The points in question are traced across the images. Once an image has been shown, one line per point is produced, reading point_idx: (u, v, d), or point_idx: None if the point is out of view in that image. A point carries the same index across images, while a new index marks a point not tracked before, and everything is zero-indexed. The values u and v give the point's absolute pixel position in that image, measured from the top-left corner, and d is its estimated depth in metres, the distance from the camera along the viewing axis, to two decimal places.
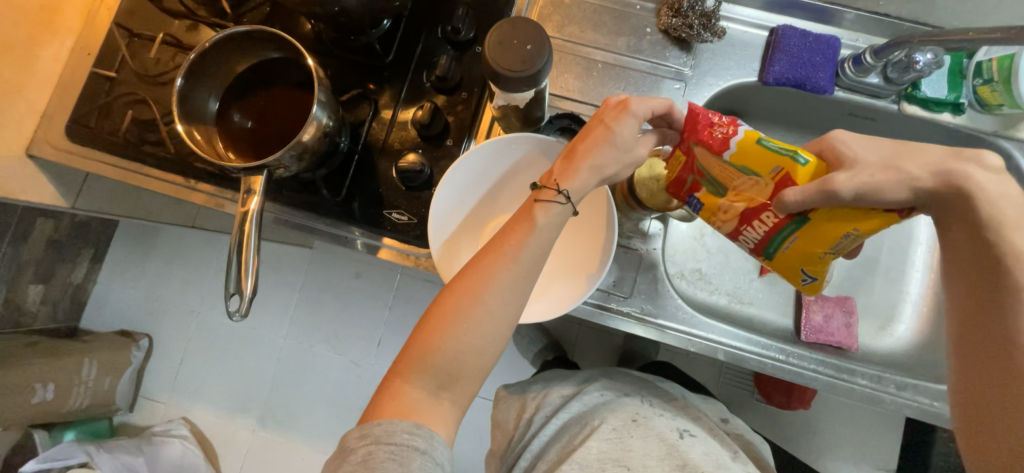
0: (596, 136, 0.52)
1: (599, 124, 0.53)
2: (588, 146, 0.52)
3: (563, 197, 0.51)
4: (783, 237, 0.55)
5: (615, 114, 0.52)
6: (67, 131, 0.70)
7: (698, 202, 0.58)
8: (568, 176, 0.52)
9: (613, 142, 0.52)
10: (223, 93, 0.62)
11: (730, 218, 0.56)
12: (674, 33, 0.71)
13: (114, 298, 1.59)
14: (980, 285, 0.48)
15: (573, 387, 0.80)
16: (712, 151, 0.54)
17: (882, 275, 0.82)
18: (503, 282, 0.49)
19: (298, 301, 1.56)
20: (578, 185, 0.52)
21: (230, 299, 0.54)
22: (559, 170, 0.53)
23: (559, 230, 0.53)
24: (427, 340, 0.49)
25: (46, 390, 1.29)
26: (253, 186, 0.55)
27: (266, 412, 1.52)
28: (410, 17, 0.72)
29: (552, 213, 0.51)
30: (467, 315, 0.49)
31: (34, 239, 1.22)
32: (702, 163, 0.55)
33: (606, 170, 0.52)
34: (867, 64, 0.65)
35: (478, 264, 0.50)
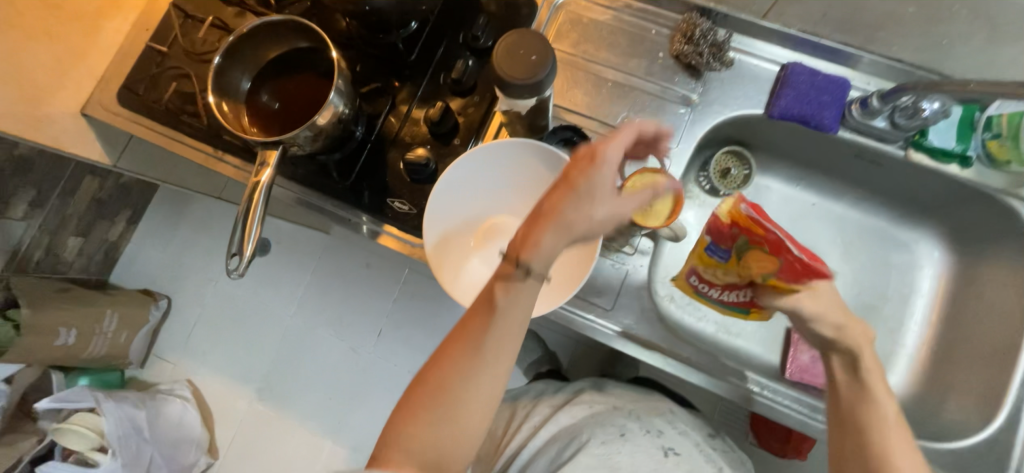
0: (564, 194, 0.50)
1: (568, 180, 0.51)
2: (554, 209, 0.50)
3: (525, 273, 0.49)
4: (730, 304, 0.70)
5: (587, 170, 0.50)
6: (119, 97, 0.78)
7: (716, 249, 0.64)
8: (531, 248, 0.50)
9: (583, 199, 0.50)
10: (255, 74, 0.68)
11: (712, 276, 0.67)
12: (685, 59, 0.73)
13: (143, 258, 1.71)
14: (857, 402, 0.55)
15: (564, 398, 0.82)
16: (770, 270, 0.58)
17: (879, 324, 0.80)
18: (480, 357, 0.49)
19: (308, 283, 1.66)
20: (541, 257, 0.50)
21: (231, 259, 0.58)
22: (521, 240, 0.51)
23: (531, 300, 0.51)
24: (410, 419, 0.49)
25: (68, 335, 1.37)
26: (267, 160, 0.60)
27: (265, 386, 1.60)
28: (436, 22, 0.77)
29: (517, 288, 0.50)
30: (446, 391, 0.49)
31: (80, 195, 1.39)
32: (755, 256, 0.59)
33: (575, 234, 0.50)
34: (873, 107, 0.65)
35: (452, 346, 0.51)
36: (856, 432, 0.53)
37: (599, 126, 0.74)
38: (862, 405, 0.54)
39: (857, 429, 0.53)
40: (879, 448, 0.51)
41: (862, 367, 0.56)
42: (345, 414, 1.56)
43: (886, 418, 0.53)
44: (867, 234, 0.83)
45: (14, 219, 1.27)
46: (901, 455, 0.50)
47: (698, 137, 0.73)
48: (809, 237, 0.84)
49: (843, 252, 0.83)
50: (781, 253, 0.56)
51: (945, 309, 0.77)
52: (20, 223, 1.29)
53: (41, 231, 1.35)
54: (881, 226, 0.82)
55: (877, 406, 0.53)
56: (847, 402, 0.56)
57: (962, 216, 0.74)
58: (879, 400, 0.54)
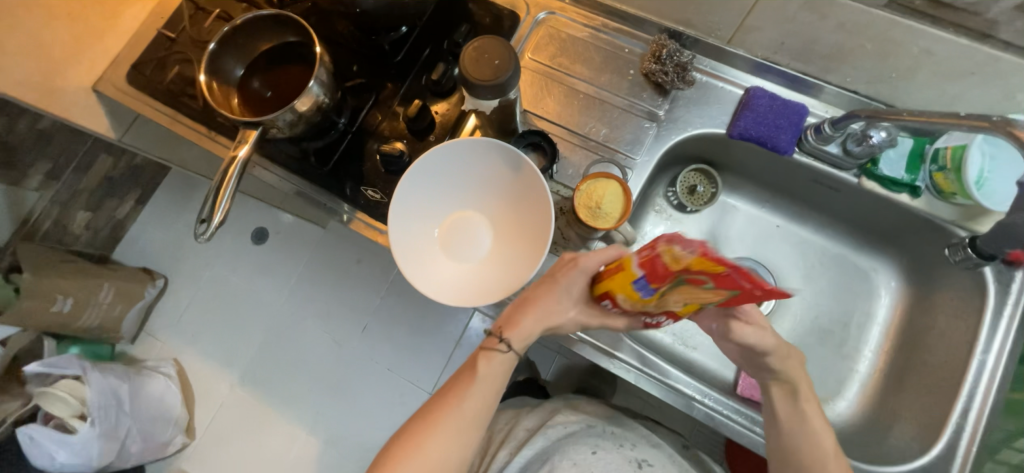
0: (546, 285, 0.63)
1: (552, 274, 0.64)
2: (541, 304, 0.62)
3: (505, 346, 0.61)
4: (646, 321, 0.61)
5: (567, 270, 0.62)
6: (129, 77, 0.84)
7: (643, 283, 0.49)
8: (510, 326, 0.62)
9: (560, 294, 0.62)
10: (249, 63, 0.73)
11: (629, 304, 0.55)
12: (653, 77, 0.77)
13: (146, 238, 1.79)
14: (801, 439, 0.58)
15: (538, 421, 0.83)
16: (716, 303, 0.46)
17: (834, 348, 0.81)
18: (467, 415, 0.60)
19: (300, 274, 1.73)
20: (518, 336, 0.62)
21: (199, 225, 0.62)
22: (504, 318, 0.63)
23: (507, 371, 0.63)
24: (393, 464, 0.57)
25: (65, 303, 1.43)
26: (246, 138, 0.64)
27: (248, 372, 1.65)
28: (424, 28, 0.82)
29: (495, 359, 0.62)
30: (431, 441, 0.58)
31: (94, 170, 1.55)
32: (692, 291, 0.45)
33: (550, 321, 0.62)
34: (826, 133, 0.68)
35: (441, 406, 0.61)
36: (801, 468, 0.58)
37: (568, 133, 0.78)
38: (802, 440, 0.58)
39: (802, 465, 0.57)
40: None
41: (800, 403, 0.60)
42: (322, 404, 1.60)
43: (825, 455, 0.57)
44: (828, 259, 0.84)
45: (29, 188, 1.45)
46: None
47: (659, 151, 0.76)
48: (772, 258, 0.86)
49: (803, 275, 0.85)
50: (731, 285, 0.41)
51: (899, 338, 0.78)
52: (34, 193, 1.47)
53: (52, 202, 1.52)
54: (841, 252, 0.84)
55: (815, 440, 0.58)
56: (790, 438, 0.59)
57: (916, 247, 0.76)
58: (815, 429, 0.59)
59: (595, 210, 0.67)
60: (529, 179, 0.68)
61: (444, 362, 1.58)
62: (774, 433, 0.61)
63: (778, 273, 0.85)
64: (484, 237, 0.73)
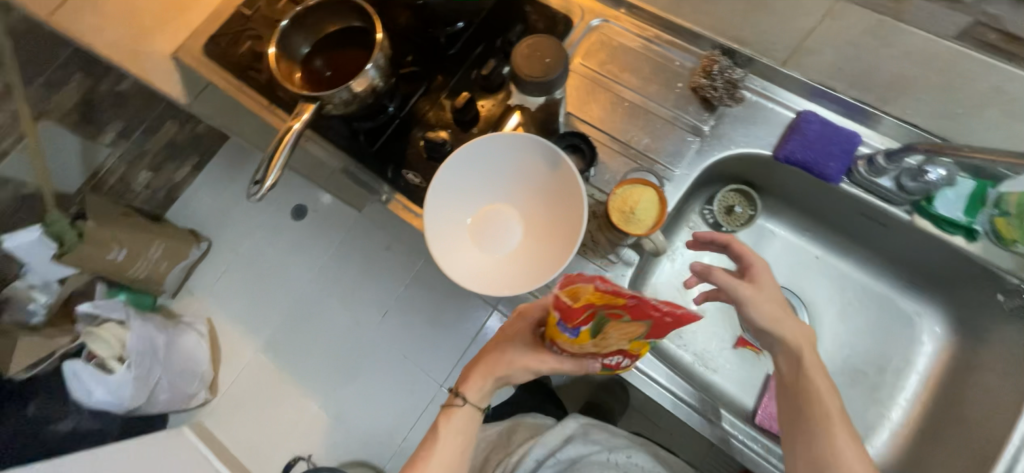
0: (499, 338, 0.73)
1: (506, 329, 0.74)
2: (490, 363, 0.70)
3: (461, 399, 0.70)
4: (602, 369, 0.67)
5: (515, 321, 0.73)
6: (205, 48, 0.91)
7: (573, 332, 0.56)
8: (464, 382, 0.71)
9: (507, 343, 0.71)
10: (315, 43, 0.78)
11: (571, 348, 0.61)
12: (702, 92, 0.76)
13: (197, 202, 1.91)
14: (809, 408, 0.58)
15: (551, 446, 0.91)
16: (640, 332, 0.55)
17: (865, 390, 0.77)
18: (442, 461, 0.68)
19: (332, 253, 1.80)
20: (472, 388, 0.70)
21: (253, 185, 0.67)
22: (462, 378, 0.73)
23: (472, 422, 0.71)
24: None
25: (120, 253, 1.54)
26: (302, 111, 0.68)
27: (273, 340, 1.73)
28: (480, 25, 0.85)
29: (456, 413, 0.71)
30: None
31: (160, 134, 1.68)
32: (617, 324, 0.53)
33: (501, 371, 0.70)
34: (880, 165, 0.66)
35: (417, 464, 0.69)
36: (808, 436, 0.58)
37: (609, 139, 0.78)
38: (810, 408, 0.58)
39: (810, 432, 0.58)
40: (830, 454, 0.56)
41: (805, 370, 0.59)
42: (338, 380, 1.65)
43: (834, 421, 0.57)
44: (867, 298, 0.81)
45: (101, 144, 1.58)
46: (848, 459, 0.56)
47: (700, 167, 0.76)
48: (807, 289, 0.83)
49: (839, 310, 0.81)
50: (641, 312, 0.50)
51: (938, 389, 0.74)
52: (106, 148, 1.60)
53: (120, 159, 1.64)
54: (883, 292, 0.80)
55: (820, 402, 0.58)
56: (799, 407, 0.59)
57: (967, 296, 0.72)
58: (818, 394, 0.59)
59: (631, 216, 0.67)
60: (565, 179, 0.69)
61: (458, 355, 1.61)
62: (785, 403, 0.62)
63: (813, 305, 0.82)
64: (515, 232, 0.74)
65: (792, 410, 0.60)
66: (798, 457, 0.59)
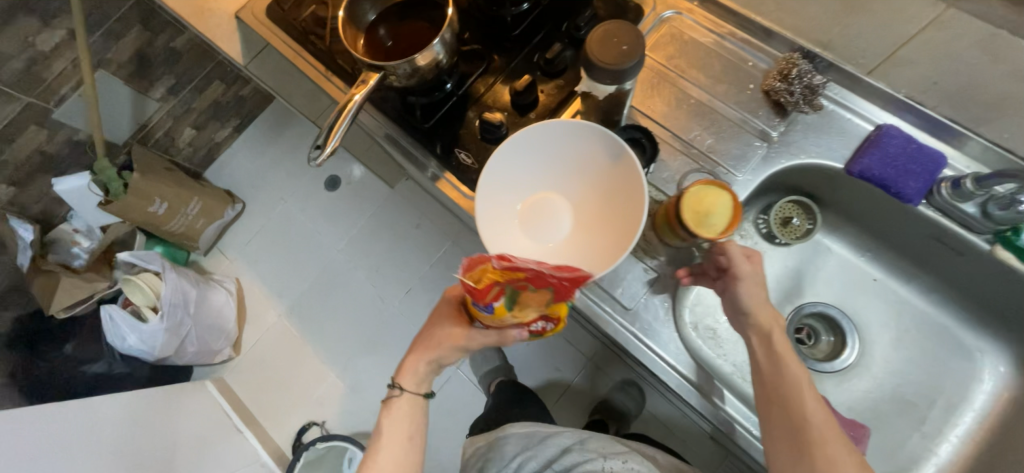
0: (427, 327, 0.76)
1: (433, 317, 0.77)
2: (422, 350, 0.75)
3: (399, 389, 0.76)
4: (529, 335, 0.66)
5: (439, 308, 0.76)
6: (267, 9, 0.91)
7: (489, 309, 0.60)
8: (401, 373, 0.76)
9: (433, 332, 0.75)
10: (381, 11, 0.77)
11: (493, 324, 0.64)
12: (774, 95, 0.72)
13: (235, 164, 1.95)
14: (783, 385, 0.59)
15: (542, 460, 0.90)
16: (548, 298, 0.58)
17: (911, 421, 0.74)
18: (397, 445, 0.75)
19: (361, 226, 1.81)
20: (410, 378, 0.76)
21: (314, 151, 0.66)
22: (401, 367, 0.77)
23: (417, 404, 0.77)
24: None
25: (160, 206, 1.59)
26: (367, 79, 0.67)
27: (296, 305, 1.76)
28: (546, 7, 0.82)
29: (403, 401, 0.76)
30: None
31: (205, 94, 1.72)
32: (527, 295, 0.58)
33: (436, 358, 0.74)
34: (965, 188, 0.62)
35: (373, 452, 0.75)
36: (784, 414, 0.58)
37: (670, 136, 0.76)
38: (781, 383, 0.59)
39: (786, 405, 0.58)
40: (808, 430, 0.56)
41: (776, 347, 0.60)
42: (356, 352, 1.68)
43: (808, 396, 0.57)
44: (926, 327, 0.77)
45: (152, 98, 1.62)
46: (825, 435, 0.56)
47: (764, 174, 0.73)
48: (860, 311, 0.80)
49: (894, 337, 0.78)
50: (542, 280, 0.55)
51: (995, 432, 0.70)
52: (156, 103, 1.64)
53: (168, 115, 1.69)
54: (944, 323, 0.76)
55: (790, 376, 0.59)
56: (774, 385, 0.59)
57: None
58: (789, 367, 0.59)
59: (703, 214, 0.63)
60: (626, 173, 0.67)
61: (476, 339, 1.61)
62: (757, 382, 0.62)
63: (864, 329, 0.79)
64: (565, 222, 0.72)
65: (769, 388, 0.60)
66: (778, 437, 0.58)
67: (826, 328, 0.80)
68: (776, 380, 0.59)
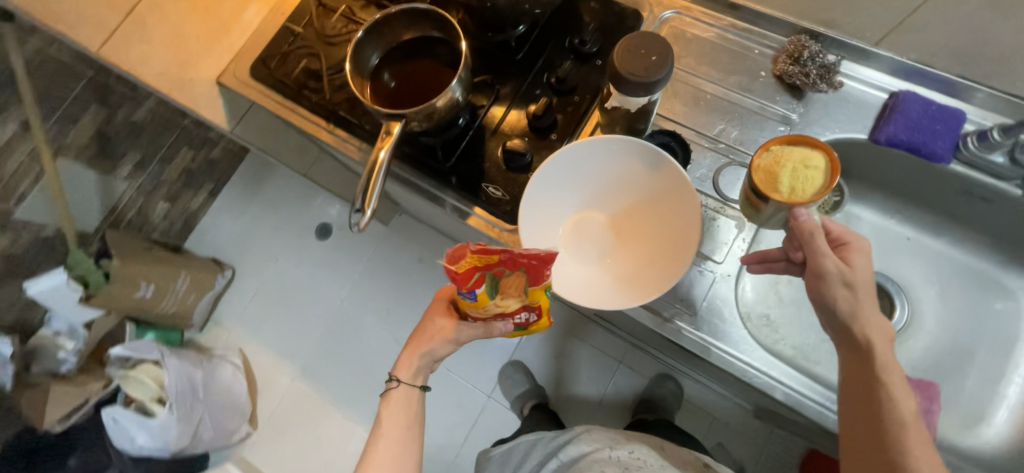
0: (425, 320, 0.75)
1: (431, 310, 0.75)
2: (416, 342, 0.74)
3: (395, 383, 0.74)
4: (514, 327, 0.70)
5: (438, 302, 0.75)
6: (253, 70, 0.86)
7: (472, 297, 0.62)
8: (401, 368, 0.75)
9: (430, 325, 0.73)
10: (384, 53, 0.74)
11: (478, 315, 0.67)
12: (788, 79, 0.74)
13: (215, 229, 1.85)
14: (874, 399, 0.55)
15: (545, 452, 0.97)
16: (525, 283, 0.61)
17: (974, 370, 0.76)
18: (399, 443, 0.74)
19: (362, 271, 1.75)
20: (408, 372, 0.74)
21: (353, 215, 0.62)
22: (400, 362, 0.75)
23: (416, 401, 0.76)
24: None
25: (146, 289, 1.50)
26: (391, 129, 0.64)
27: (308, 365, 1.68)
28: (544, 26, 0.82)
29: (403, 397, 0.75)
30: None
31: (175, 164, 1.63)
32: (509, 282, 0.61)
33: (436, 354, 0.73)
34: (993, 140, 0.64)
35: (371, 447, 0.74)
36: (878, 439, 0.55)
37: (695, 134, 0.75)
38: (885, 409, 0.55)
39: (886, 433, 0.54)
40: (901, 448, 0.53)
41: (873, 363, 0.56)
42: None
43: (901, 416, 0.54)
44: (966, 276, 0.79)
45: (119, 177, 1.52)
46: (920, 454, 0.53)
47: None
48: (900, 272, 0.81)
49: (939, 291, 0.80)
50: (518, 265, 0.59)
51: None
52: (124, 181, 1.54)
53: (139, 191, 1.59)
54: (983, 269, 0.79)
55: (893, 401, 0.55)
56: (862, 397, 0.56)
57: None
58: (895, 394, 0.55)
59: (785, 177, 0.60)
60: (668, 180, 0.66)
61: (503, 364, 1.57)
62: (846, 391, 0.58)
63: (909, 288, 0.80)
64: (608, 237, 0.71)
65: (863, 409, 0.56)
66: (861, 446, 0.56)
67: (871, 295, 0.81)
68: (875, 404, 0.55)
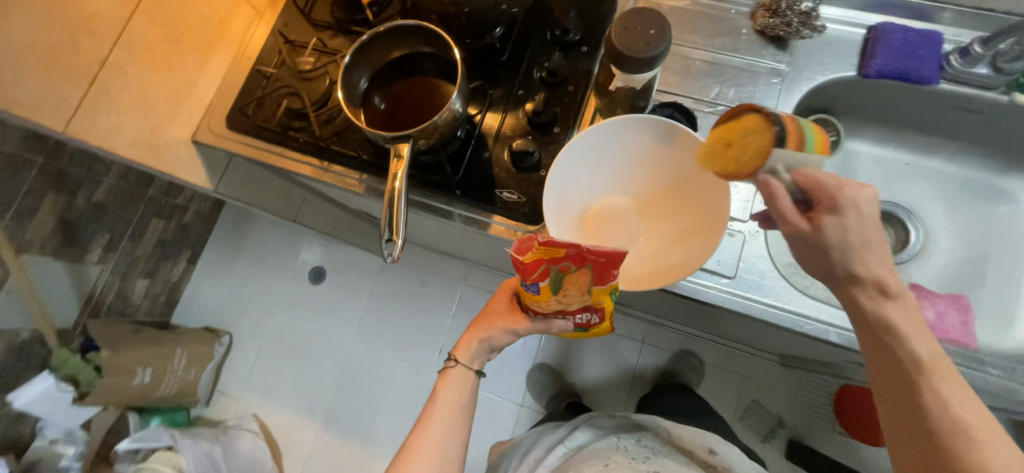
0: (489, 305, 0.76)
1: (495, 298, 0.76)
2: (477, 326, 0.77)
3: (455, 363, 0.77)
4: (575, 328, 0.68)
5: (502, 290, 0.76)
6: (229, 120, 0.83)
7: (535, 289, 0.61)
8: (461, 349, 0.77)
9: (492, 312, 0.75)
10: (372, 76, 0.72)
11: (539, 310, 0.65)
12: (771, 31, 0.75)
13: (201, 296, 1.77)
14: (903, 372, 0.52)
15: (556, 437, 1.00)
16: (589, 281, 0.58)
17: (997, 274, 0.78)
18: (441, 427, 0.74)
19: (366, 307, 1.70)
20: (467, 355, 0.77)
21: (385, 247, 0.61)
22: (459, 342, 0.78)
23: (470, 387, 0.77)
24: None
25: (144, 373, 1.41)
26: (401, 151, 0.62)
27: (329, 415, 1.60)
28: (522, 23, 0.81)
29: (456, 379, 0.77)
30: (415, 457, 0.72)
31: (148, 237, 1.53)
32: (574, 279, 0.58)
33: (491, 341, 0.75)
34: (976, 53, 0.67)
35: (421, 424, 0.75)
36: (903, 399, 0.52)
37: (693, 102, 0.76)
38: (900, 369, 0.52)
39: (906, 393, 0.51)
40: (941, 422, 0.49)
41: (899, 334, 0.52)
42: None
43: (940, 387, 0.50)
44: (967, 188, 0.83)
45: (90, 263, 1.39)
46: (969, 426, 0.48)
47: (792, 104, 0.75)
48: (908, 196, 0.84)
49: (946, 207, 0.83)
50: (586, 261, 0.56)
51: None
52: (96, 267, 1.42)
53: (113, 274, 1.47)
54: (981, 177, 0.82)
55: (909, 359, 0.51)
56: (888, 370, 0.53)
57: None
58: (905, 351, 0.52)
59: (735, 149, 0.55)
60: (685, 152, 0.65)
61: (529, 370, 1.55)
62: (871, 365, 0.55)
63: (918, 209, 0.84)
64: (633, 220, 0.70)
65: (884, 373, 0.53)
66: (893, 421, 0.53)
67: (884, 223, 0.84)
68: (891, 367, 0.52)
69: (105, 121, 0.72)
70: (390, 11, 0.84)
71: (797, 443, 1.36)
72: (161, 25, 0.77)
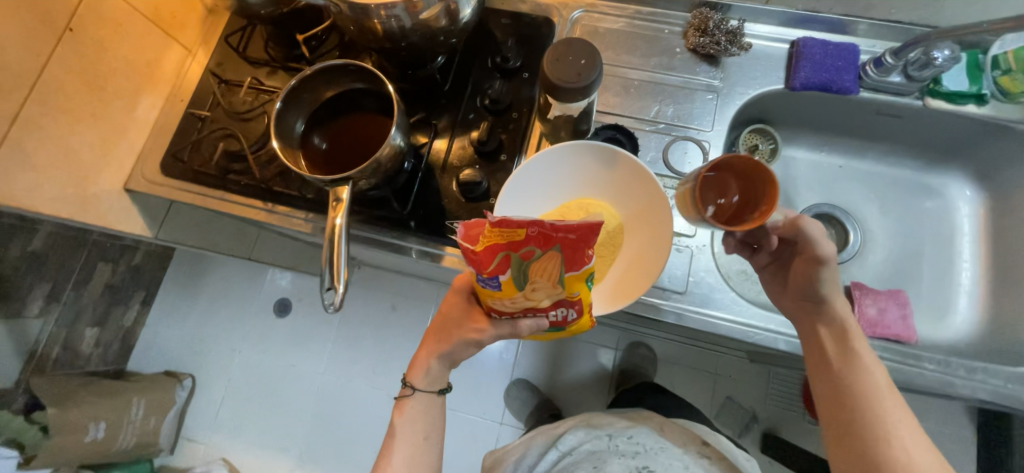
0: (443, 311, 0.71)
1: (448, 301, 0.71)
2: (432, 344, 0.73)
3: (411, 389, 0.73)
4: (548, 327, 0.61)
5: (454, 291, 0.71)
6: (162, 166, 0.79)
7: (496, 284, 0.54)
8: (415, 373, 0.73)
9: (449, 317, 0.70)
10: (309, 118, 0.70)
11: (503, 309, 0.58)
12: (703, 50, 0.78)
13: (160, 340, 1.69)
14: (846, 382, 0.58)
15: (544, 443, 0.92)
16: (560, 267, 0.51)
17: (931, 266, 0.83)
18: (411, 454, 0.71)
19: (336, 337, 1.65)
20: (425, 374, 0.73)
21: (327, 294, 0.60)
22: (414, 362, 0.74)
23: (433, 406, 0.75)
24: None
25: (97, 429, 1.36)
26: (340, 195, 0.60)
27: (305, 451, 1.55)
28: (462, 52, 0.81)
29: (413, 403, 0.74)
30: None
31: (93, 283, 1.42)
32: (543, 265, 0.51)
33: (450, 356, 0.72)
34: (888, 64, 0.70)
35: (386, 453, 0.71)
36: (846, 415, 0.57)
37: (635, 122, 0.78)
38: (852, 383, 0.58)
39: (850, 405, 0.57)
40: (863, 427, 0.56)
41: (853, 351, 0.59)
42: None
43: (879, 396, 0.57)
44: (897, 186, 0.88)
45: (29, 317, 1.28)
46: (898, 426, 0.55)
47: (728, 119, 0.77)
48: (845, 197, 0.89)
49: (880, 206, 0.88)
50: (552, 243, 0.50)
51: (990, 242, 0.81)
52: (37, 319, 1.30)
53: (58, 325, 1.36)
54: (908, 175, 0.87)
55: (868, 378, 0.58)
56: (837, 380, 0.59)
57: (984, 154, 0.80)
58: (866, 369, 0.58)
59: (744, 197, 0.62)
60: (625, 174, 0.69)
61: (505, 386, 1.54)
62: (807, 373, 0.63)
63: (857, 209, 0.88)
64: None
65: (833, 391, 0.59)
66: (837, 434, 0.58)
67: (825, 224, 0.88)
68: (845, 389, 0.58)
69: (21, 179, 0.68)
70: (328, 45, 0.82)
71: (769, 435, 1.40)
72: (81, 72, 0.73)
